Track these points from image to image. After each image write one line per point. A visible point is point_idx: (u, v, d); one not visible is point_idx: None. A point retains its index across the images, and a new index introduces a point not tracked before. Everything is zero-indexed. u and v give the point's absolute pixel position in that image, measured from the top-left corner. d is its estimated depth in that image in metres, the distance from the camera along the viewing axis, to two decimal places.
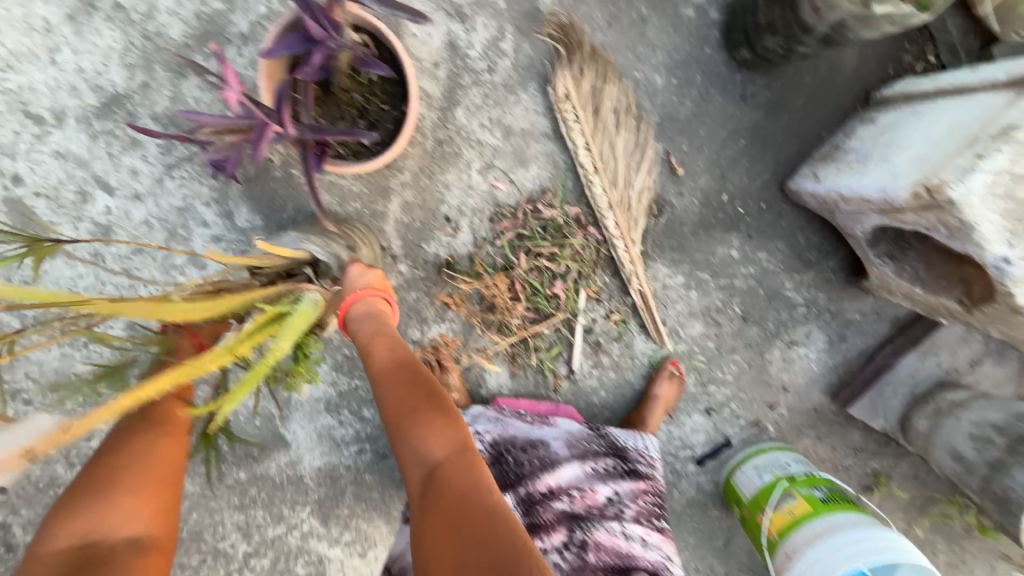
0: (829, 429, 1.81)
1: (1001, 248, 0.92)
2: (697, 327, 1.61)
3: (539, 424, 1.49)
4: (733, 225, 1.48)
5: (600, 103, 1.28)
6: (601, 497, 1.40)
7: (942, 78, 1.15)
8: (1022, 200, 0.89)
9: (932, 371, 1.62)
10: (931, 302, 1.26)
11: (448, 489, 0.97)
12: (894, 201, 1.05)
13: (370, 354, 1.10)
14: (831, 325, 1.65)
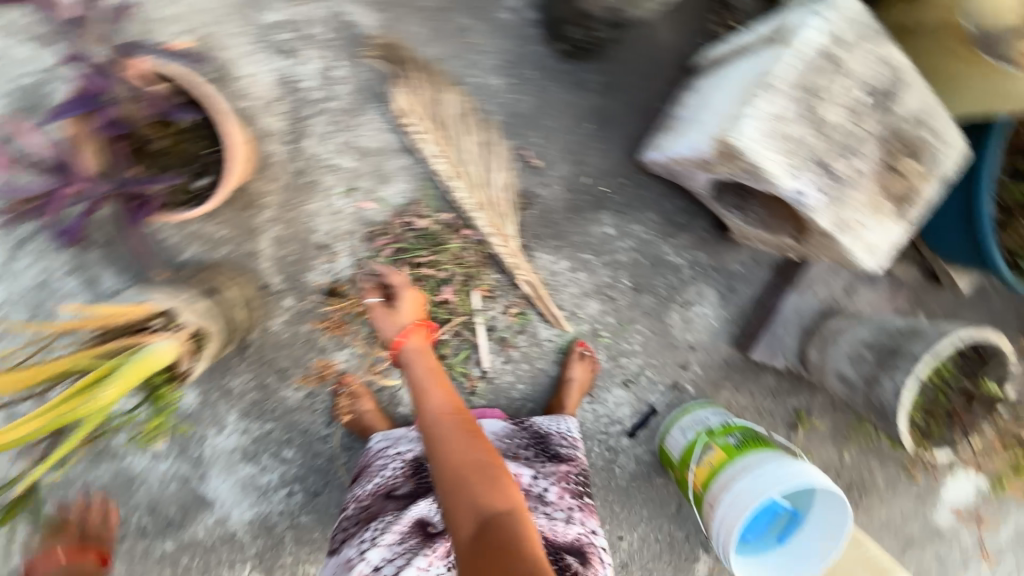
0: (743, 377, 1.91)
1: (790, 182, 1.04)
2: (594, 305, 1.68)
3: None
4: (601, 204, 1.58)
5: (442, 111, 1.34)
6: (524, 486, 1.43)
7: (733, 41, 1.28)
8: (791, 137, 1.01)
9: (814, 304, 1.74)
10: (777, 241, 1.37)
11: (501, 532, 0.93)
12: (705, 157, 1.15)
13: (423, 404, 1.16)
14: (718, 280, 1.75)
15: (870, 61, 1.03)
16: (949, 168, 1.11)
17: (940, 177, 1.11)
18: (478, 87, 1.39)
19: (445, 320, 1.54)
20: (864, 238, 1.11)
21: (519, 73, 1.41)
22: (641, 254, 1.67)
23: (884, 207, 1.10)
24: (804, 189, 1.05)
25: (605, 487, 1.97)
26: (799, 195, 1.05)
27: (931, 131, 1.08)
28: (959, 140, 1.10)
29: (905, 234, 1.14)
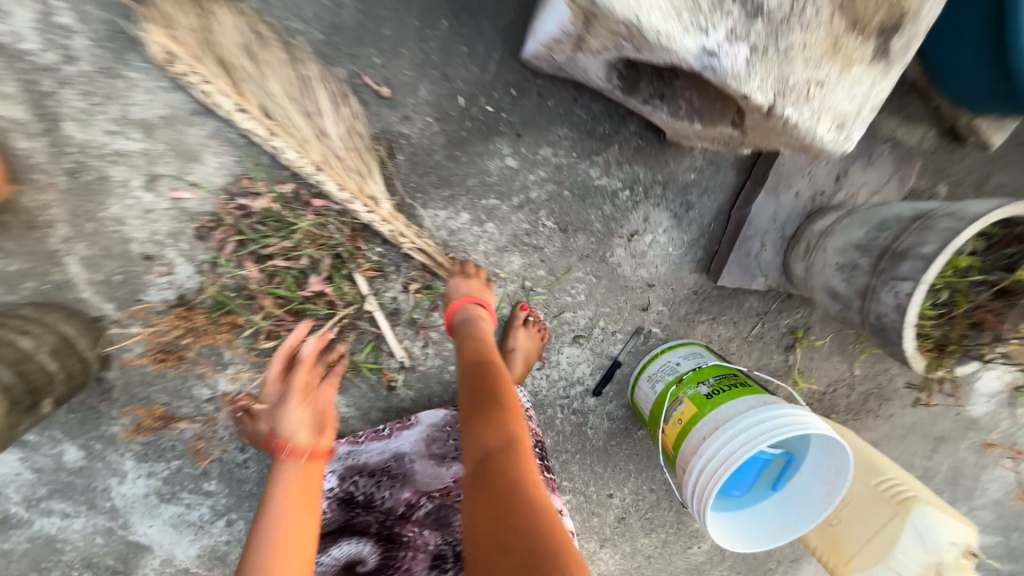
0: (719, 306, 1.60)
1: (690, 36, 0.72)
2: (516, 259, 1.37)
3: (394, 434, 1.35)
4: (491, 130, 1.20)
5: (219, 46, 0.96)
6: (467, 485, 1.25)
7: None
8: None
9: (794, 205, 1.36)
10: (715, 136, 1.03)
11: (500, 477, 0.85)
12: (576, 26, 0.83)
13: (464, 350, 1.12)
14: (669, 197, 1.39)
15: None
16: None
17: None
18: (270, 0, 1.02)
19: (327, 316, 1.24)
20: (819, 102, 0.79)
21: None
22: (562, 185, 1.30)
23: (851, 43, 0.76)
24: (713, 44, 0.73)
25: (583, 451, 1.77)
26: (705, 56, 0.74)
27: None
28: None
29: (878, 80, 0.81)
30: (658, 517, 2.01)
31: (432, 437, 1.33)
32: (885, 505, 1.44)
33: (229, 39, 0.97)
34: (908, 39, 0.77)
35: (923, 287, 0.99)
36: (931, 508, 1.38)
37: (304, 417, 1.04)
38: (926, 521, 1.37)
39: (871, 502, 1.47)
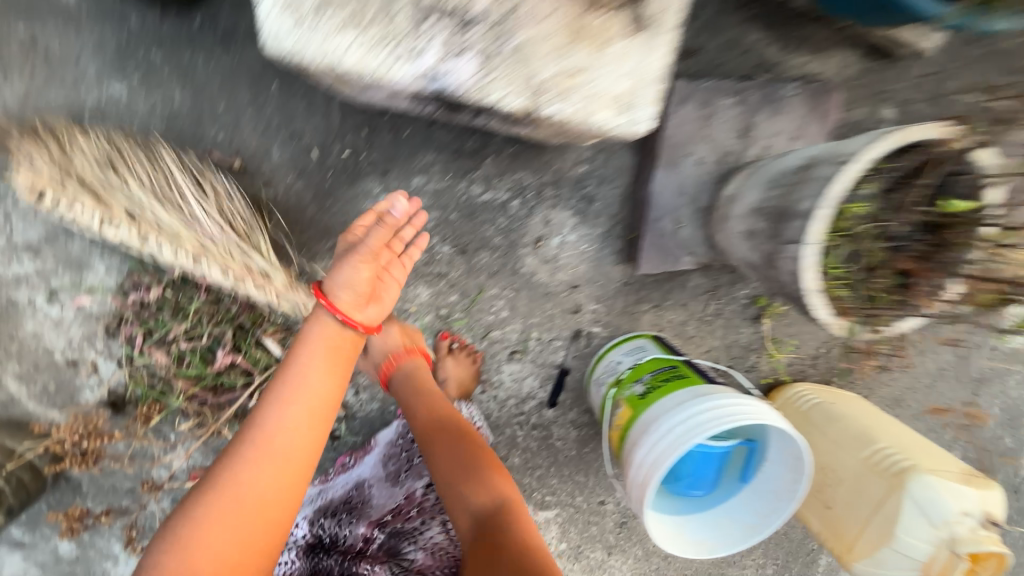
0: (660, 291, 1.49)
1: (398, 70, 0.78)
2: (423, 290, 1.36)
3: (356, 464, 1.41)
4: (355, 172, 1.19)
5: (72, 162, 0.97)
6: (417, 495, 1.29)
7: None
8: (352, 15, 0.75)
9: (700, 173, 1.25)
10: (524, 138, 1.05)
11: (493, 528, 1.03)
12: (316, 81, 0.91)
13: (415, 409, 1.20)
14: (565, 194, 1.32)
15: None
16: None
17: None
18: (106, 107, 1.06)
19: (244, 386, 1.25)
20: (586, 89, 0.79)
21: (137, 63, 1.04)
22: (446, 208, 1.27)
23: (592, 24, 0.78)
24: (426, 65, 0.77)
25: (559, 464, 1.71)
26: (424, 77, 0.78)
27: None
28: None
29: (655, 47, 0.80)
30: None
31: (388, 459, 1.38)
32: (880, 480, 1.27)
33: (80, 160, 0.99)
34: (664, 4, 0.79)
35: (812, 248, 0.88)
36: (932, 477, 1.20)
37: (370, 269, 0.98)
38: (926, 494, 1.19)
39: (865, 478, 1.30)
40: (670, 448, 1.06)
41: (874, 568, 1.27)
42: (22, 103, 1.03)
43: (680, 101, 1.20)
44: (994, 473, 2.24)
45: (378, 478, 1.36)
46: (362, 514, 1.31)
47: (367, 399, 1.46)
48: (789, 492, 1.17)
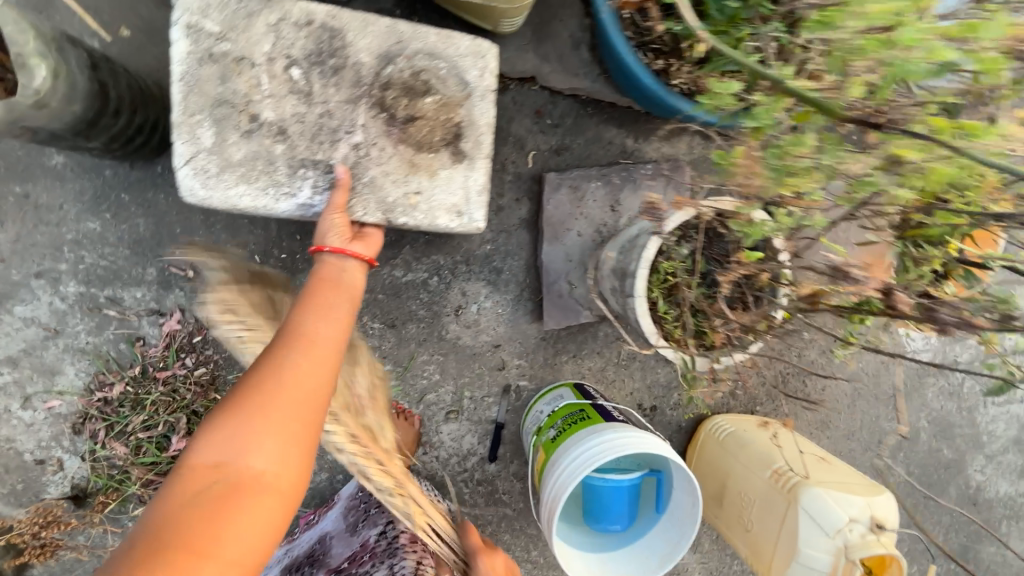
0: (574, 343, 1.69)
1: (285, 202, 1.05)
2: None
3: (321, 517, 1.51)
4: (292, 270, 1.43)
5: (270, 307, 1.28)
6: (368, 541, 1.32)
7: None
8: (245, 167, 1.03)
9: (581, 243, 1.51)
10: None
11: None
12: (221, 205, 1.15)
13: None
14: (475, 270, 1.56)
15: (301, 38, 1.04)
16: (473, 79, 1.10)
17: (466, 96, 1.10)
18: (82, 239, 1.29)
19: None
20: (425, 204, 1.09)
21: (109, 203, 1.29)
22: (374, 290, 1.52)
23: (424, 159, 1.09)
24: (302, 199, 1.05)
25: (510, 518, 1.79)
26: (302, 207, 1.06)
27: (421, 60, 1.08)
28: (457, 53, 1.09)
29: (474, 170, 1.10)
30: None
31: (349, 511, 1.45)
32: (780, 497, 1.40)
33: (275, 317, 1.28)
34: (478, 137, 1.10)
35: (641, 300, 1.10)
36: (818, 488, 1.33)
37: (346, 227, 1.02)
38: (816, 504, 1.31)
39: (770, 497, 1.43)
40: (566, 483, 1.22)
41: None
42: (12, 243, 1.27)
43: (554, 188, 1.49)
44: (945, 486, 2.31)
45: (339, 531, 1.42)
46: (322, 564, 1.36)
47: (316, 471, 1.58)
48: (690, 517, 1.29)
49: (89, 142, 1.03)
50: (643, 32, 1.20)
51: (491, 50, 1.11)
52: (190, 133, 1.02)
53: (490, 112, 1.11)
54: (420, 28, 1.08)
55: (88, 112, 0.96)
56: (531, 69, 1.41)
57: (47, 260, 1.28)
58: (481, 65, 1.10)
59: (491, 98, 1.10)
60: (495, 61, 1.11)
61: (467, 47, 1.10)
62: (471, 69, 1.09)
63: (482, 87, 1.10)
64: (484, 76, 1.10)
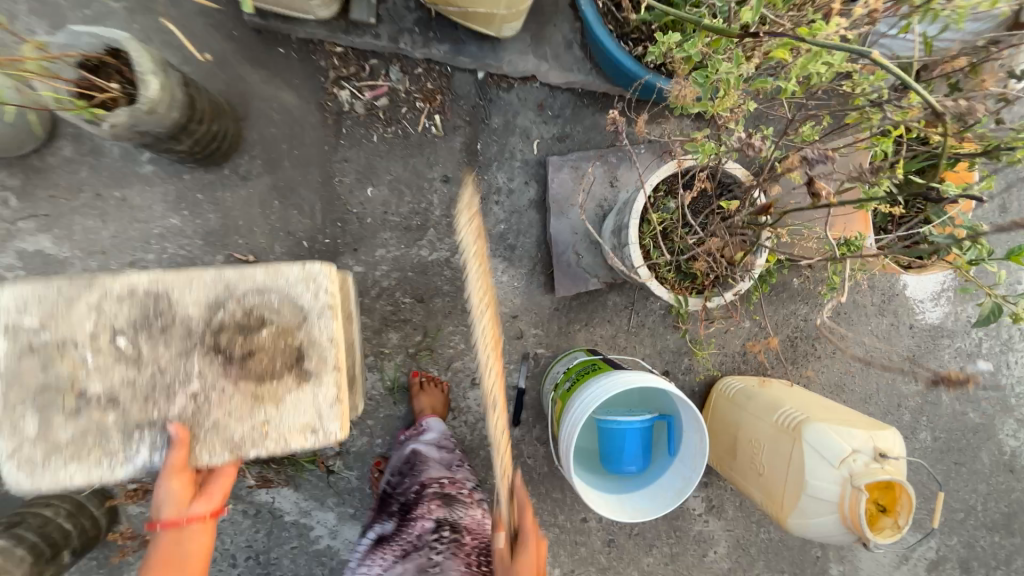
0: (586, 312, 1.83)
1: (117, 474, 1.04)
2: (394, 335, 1.73)
3: (414, 437, 1.59)
4: (335, 252, 1.65)
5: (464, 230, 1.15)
6: (466, 482, 1.53)
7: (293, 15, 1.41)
8: (66, 456, 1.01)
9: (586, 216, 1.69)
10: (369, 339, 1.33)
11: None
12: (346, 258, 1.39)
13: None
14: (492, 247, 1.75)
15: (130, 301, 1.03)
16: (306, 302, 1.09)
17: (302, 319, 1.09)
18: (167, 233, 1.55)
19: None
20: (275, 432, 1.07)
21: (188, 202, 1.55)
22: (403, 269, 1.70)
23: (268, 387, 1.08)
24: (142, 460, 1.04)
25: (535, 482, 1.90)
26: (143, 467, 1.05)
27: (252, 298, 1.08)
28: (292, 284, 1.08)
29: (322, 385, 1.09)
30: (650, 530, 2.02)
31: (444, 444, 1.59)
32: (787, 437, 1.48)
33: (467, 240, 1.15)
34: (321, 354, 1.09)
35: (634, 246, 1.25)
36: (821, 424, 1.41)
37: (174, 490, 1.05)
38: (819, 438, 1.40)
39: (778, 438, 1.51)
40: (579, 419, 1.36)
41: (804, 520, 1.43)
42: (110, 238, 1.53)
43: (557, 169, 1.68)
44: (976, 452, 2.28)
45: (434, 456, 1.55)
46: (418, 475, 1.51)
47: (357, 435, 1.75)
48: (700, 452, 1.40)
49: (180, 145, 1.30)
50: (623, 22, 1.41)
51: (323, 278, 1.10)
52: (12, 426, 0.99)
53: (332, 327, 1.10)
54: (246, 271, 1.08)
55: (183, 119, 1.22)
56: (531, 68, 1.62)
57: (138, 251, 1.55)
58: (315, 285, 1.10)
59: (331, 312, 1.10)
60: (330, 279, 1.10)
61: (297, 274, 1.09)
62: (304, 292, 1.09)
63: (319, 307, 1.09)
64: (322, 292, 1.10)
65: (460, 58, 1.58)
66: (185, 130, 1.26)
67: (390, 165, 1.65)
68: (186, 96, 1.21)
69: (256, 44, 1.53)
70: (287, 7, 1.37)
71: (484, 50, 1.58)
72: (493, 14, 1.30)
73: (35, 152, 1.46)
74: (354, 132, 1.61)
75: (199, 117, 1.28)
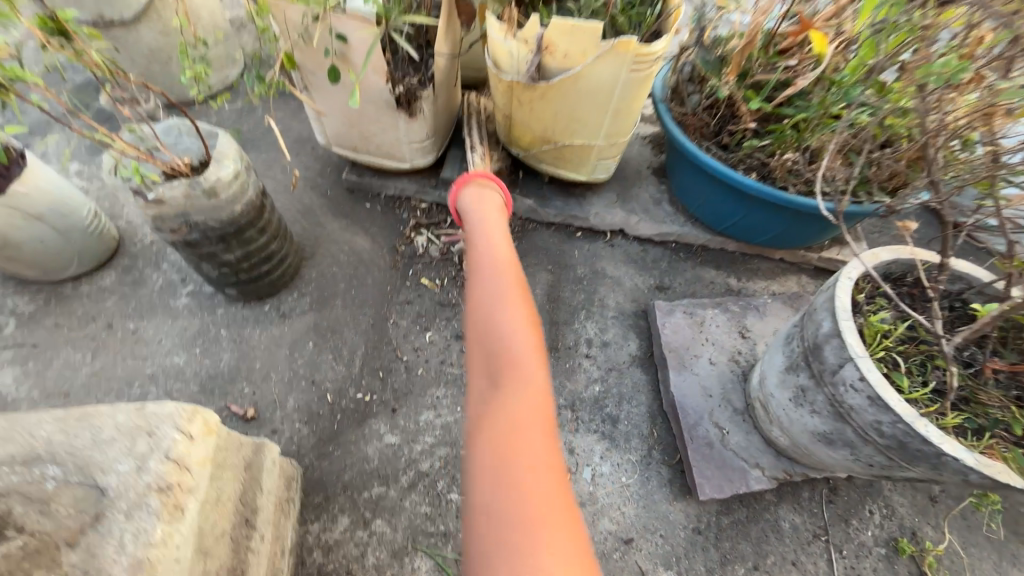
0: (748, 541, 1.08)
1: None
2: (422, 564, 1.01)
3: None
4: (365, 414, 1.18)
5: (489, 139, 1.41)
6: None
7: (386, 161, 1.39)
8: None
9: (718, 375, 1.20)
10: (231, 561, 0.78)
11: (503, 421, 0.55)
12: (261, 445, 0.93)
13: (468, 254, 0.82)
14: (585, 418, 1.20)
15: None
16: (117, 480, 0.63)
17: (87, 522, 0.61)
18: (161, 374, 1.19)
19: None
20: None
21: (205, 339, 1.24)
22: (455, 443, 1.15)
23: None
24: None
25: None
26: None
27: (5, 475, 0.63)
28: (109, 451, 0.65)
29: None
30: None
31: None
32: None
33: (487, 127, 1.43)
34: None
35: (866, 361, 0.74)
36: None
37: None
38: None
39: None
40: None
41: None
42: (89, 377, 1.17)
43: (667, 313, 1.31)
44: None
45: None
46: None
47: None
48: None
49: (228, 253, 1.11)
50: (729, 151, 1.29)
51: (170, 434, 0.66)
52: None
53: (153, 535, 0.61)
54: (26, 420, 0.66)
55: (243, 216, 1.06)
56: (621, 222, 1.49)
57: (111, 396, 1.15)
58: (153, 447, 0.65)
59: (156, 507, 0.62)
60: (183, 437, 0.67)
61: (123, 424, 0.66)
62: (121, 461, 0.64)
63: (134, 495, 0.62)
64: (153, 467, 0.64)
65: (546, 211, 1.49)
66: (233, 233, 1.07)
67: (457, 309, 1.35)
68: (243, 201, 1.04)
69: (345, 199, 1.53)
70: (385, 156, 1.38)
71: (570, 204, 1.50)
72: (592, 145, 1.24)
73: (73, 280, 1.30)
74: (423, 274, 1.40)
75: (252, 224, 1.10)
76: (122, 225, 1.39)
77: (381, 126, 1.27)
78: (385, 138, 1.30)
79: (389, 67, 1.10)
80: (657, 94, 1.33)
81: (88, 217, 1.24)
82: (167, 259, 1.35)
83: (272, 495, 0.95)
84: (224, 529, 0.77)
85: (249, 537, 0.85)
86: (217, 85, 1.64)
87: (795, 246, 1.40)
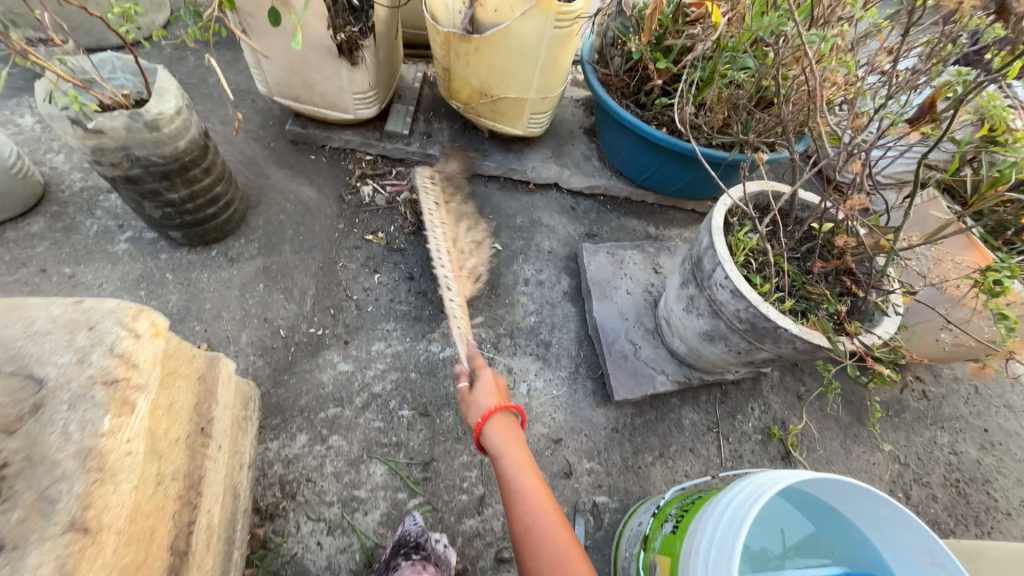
0: (656, 436, 1.30)
1: None
2: (376, 469, 1.13)
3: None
4: (319, 346, 1.26)
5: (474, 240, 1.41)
6: None
7: (325, 112, 1.44)
8: None
9: (634, 302, 1.41)
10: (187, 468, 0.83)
11: None
12: (215, 359, 0.96)
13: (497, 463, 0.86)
14: (522, 342, 1.36)
15: None
16: (55, 371, 0.60)
17: (31, 408, 0.59)
18: None
19: None
20: None
21: (150, 282, 1.26)
22: (405, 368, 1.27)
23: None
24: None
25: None
26: None
27: None
28: (45, 344, 0.62)
29: None
30: None
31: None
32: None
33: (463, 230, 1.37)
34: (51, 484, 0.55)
35: (729, 264, 0.95)
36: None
37: None
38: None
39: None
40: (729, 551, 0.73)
41: None
42: None
43: (593, 254, 1.48)
44: None
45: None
46: None
47: None
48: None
49: (173, 191, 1.14)
50: (646, 109, 1.48)
51: (113, 329, 0.65)
52: None
53: (101, 426, 0.59)
54: None
55: (186, 153, 1.09)
56: (554, 175, 1.64)
57: None
58: (96, 341, 0.63)
59: (102, 399, 0.60)
60: (129, 333, 0.66)
61: (60, 319, 0.64)
62: (59, 353, 0.62)
63: (78, 386, 0.60)
64: (97, 360, 0.62)
65: (486, 164, 1.61)
66: (176, 170, 1.10)
67: (404, 254, 1.44)
68: (185, 138, 1.07)
69: (289, 151, 1.56)
70: (328, 107, 1.43)
71: (509, 158, 1.63)
72: (525, 99, 1.37)
73: None
74: (369, 222, 1.48)
75: (196, 163, 1.13)
76: (47, 171, 1.35)
77: (323, 74, 1.31)
78: (328, 87, 1.36)
79: (329, 14, 1.16)
80: (584, 56, 1.47)
81: (10, 157, 1.19)
82: (101, 206, 1.33)
83: (229, 411, 0.98)
84: (179, 436, 0.80)
85: (206, 445, 0.89)
86: (145, 29, 1.59)
87: (702, 197, 1.62)
